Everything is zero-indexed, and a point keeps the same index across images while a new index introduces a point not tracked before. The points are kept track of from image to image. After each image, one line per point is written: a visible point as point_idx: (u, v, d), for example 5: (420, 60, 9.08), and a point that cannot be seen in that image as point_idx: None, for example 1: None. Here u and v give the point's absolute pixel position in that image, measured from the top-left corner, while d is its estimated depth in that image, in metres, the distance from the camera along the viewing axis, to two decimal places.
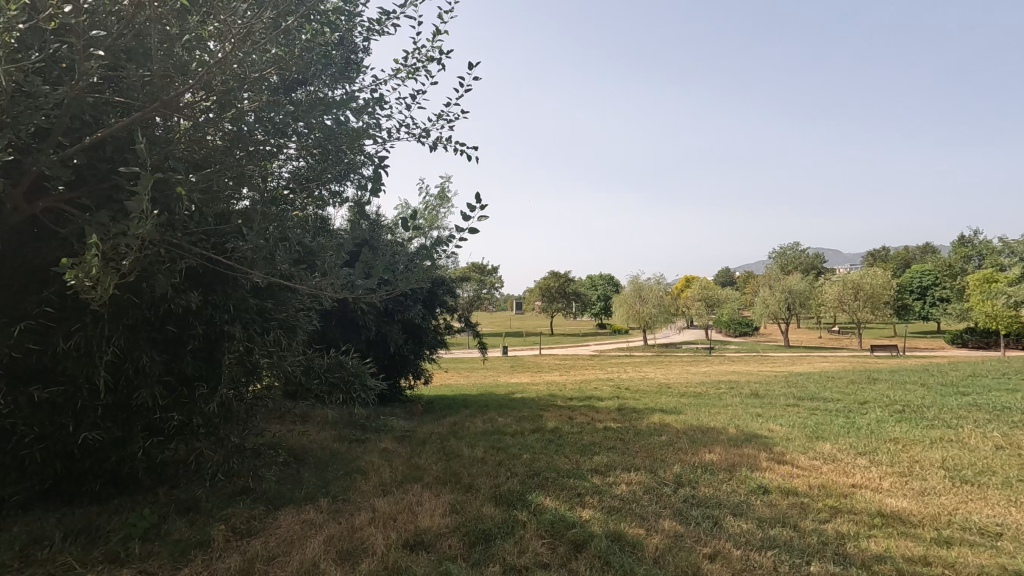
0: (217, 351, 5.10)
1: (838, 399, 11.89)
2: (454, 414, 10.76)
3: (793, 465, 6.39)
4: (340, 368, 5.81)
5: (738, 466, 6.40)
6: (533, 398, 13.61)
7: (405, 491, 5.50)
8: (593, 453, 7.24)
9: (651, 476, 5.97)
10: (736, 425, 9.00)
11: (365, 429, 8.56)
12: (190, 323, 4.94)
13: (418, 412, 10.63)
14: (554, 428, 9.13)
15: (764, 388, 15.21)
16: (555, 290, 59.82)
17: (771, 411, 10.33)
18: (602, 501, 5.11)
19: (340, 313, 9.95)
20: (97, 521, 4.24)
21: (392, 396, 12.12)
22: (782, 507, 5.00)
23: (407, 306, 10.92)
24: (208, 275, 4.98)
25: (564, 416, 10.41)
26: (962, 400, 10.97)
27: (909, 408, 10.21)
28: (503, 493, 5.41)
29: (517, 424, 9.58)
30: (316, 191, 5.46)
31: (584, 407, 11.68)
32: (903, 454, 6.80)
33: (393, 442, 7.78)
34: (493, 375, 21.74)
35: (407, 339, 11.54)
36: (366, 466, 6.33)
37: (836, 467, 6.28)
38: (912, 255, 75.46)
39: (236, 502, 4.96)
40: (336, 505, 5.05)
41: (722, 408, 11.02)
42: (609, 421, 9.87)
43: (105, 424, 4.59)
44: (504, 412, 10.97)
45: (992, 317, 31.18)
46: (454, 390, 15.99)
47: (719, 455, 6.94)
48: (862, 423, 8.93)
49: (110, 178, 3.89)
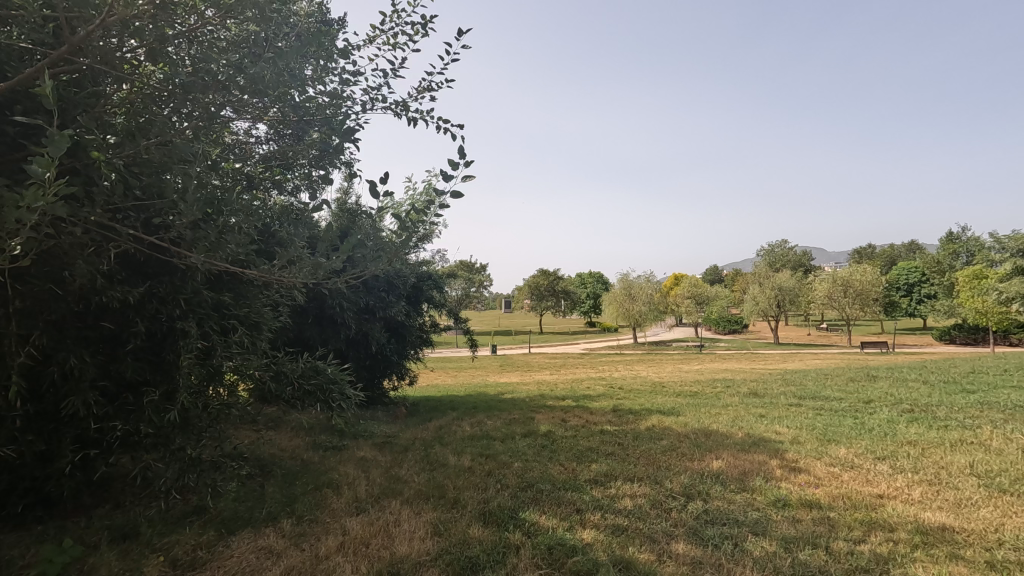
0: (165, 350, 4.41)
1: (842, 398, 11.40)
2: (440, 417, 10.13)
3: (810, 473, 5.83)
4: (316, 375, 4.94)
5: (750, 475, 5.84)
6: (524, 399, 12.99)
7: (382, 509, 4.86)
8: (591, 461, 6.62)
9: (658, 488, 5.37)
10: (740, 427, 8.47)
11: (343, 435, 7.89)
12: (132, 319, 4.26)
13: (402, 416, 9.98)
14: (547, 432, 8.53)
15: (763, 386, 14.74)
16: (544, 289, 59.37)
17: (774, 412, 9.80)
18: (606, 520, 4.50)
19: (317, 309, 9.27)
20: (9, 555, 3.55)
21: (375, 399, 11.45)
22: (807, 523, 4.45)
23: (389, 303, 10.25)
24: (151, 264, 4.28)
25: (557, 418, 9.81)
26: (970, 398, 10.56)
27: (918, 407, 9.75)
28: (493, 510, 4.79)
29: (508, 428, 8.96)
30: (282, 171, 4.80)
31: (578, 408, 11.07)
32: (926, 459, 6.27)
33: (372, 451, 7.12)
34: (481, 374, 21.10)
35: (390, 338, 10.87)
36: (340, 479, 5.68)
37: (858, 475, 5.72)
38: (898, 253, 76.04)
39: (184, 526, 4.28)
40: (300, 527, 4.39)
41: (723, 409, 10.48)
42: (605, 424, 9.29)
43: (26, 438, 3.88)
44: (494, 415, 10.33)
45: (982, 314, 31.15)
46: (441, 391, 15.34)
47: (728, 463, 6.37)
48: (872, 424, 8.42)
49: (17, 143, 3.20)
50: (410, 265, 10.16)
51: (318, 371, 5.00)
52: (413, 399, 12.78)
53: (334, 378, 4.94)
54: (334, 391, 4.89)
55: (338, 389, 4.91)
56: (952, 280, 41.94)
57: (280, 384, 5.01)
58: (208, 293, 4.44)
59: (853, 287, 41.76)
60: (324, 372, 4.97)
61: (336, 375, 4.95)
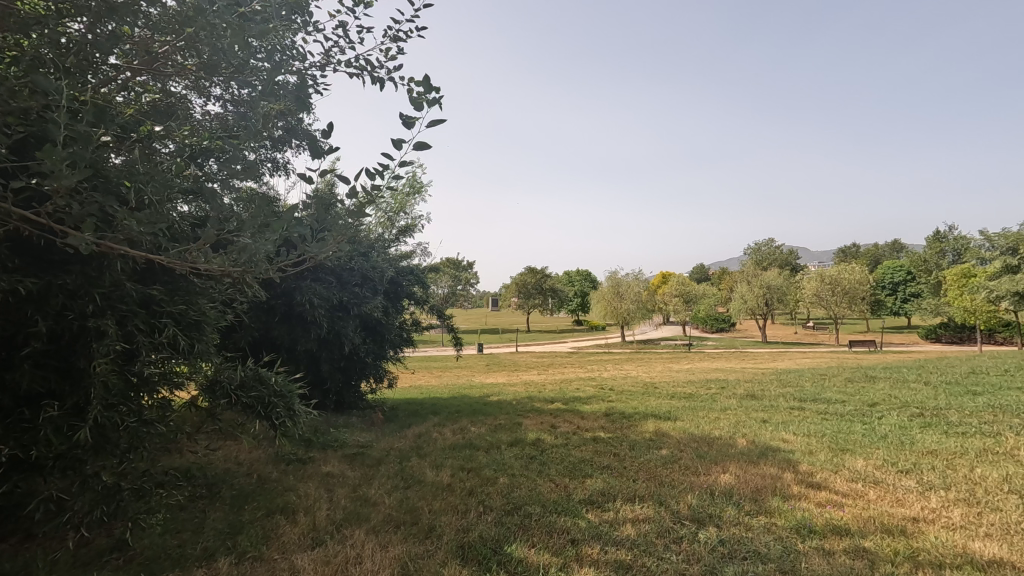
0: (76, 355, 3.65)
1: (844, 401, 10.86)
2: (420, 423, 9.41)
3: (832, 490, 5.19)
4: (257, 385, 4.27)
5: (763, 492, 5.20)
6: (510, 402, 12.27)
7: (343, 542, 4.12)
8: (586, 476, 5.92)
9: (665, 512, 4.69)
10: (744, 434, 7.85)
11: (310, 446, 7.14)
12: (32, 318, 3.49)
13: (378, 422, 9.23)
14: (536, 440, 7.85)
15: (760, 387, 14.20)
16: (531, 287, 58.79)
17: (777, 417, 9.22)
18: (607, 555, 3.82)
19: (285, 305, 8.74)
20: None
21: (350, 403, 10.69)
22: (841, 556, 3.81)
23: (365, 298, 9.51)
24: (56, 250, 3.52)
25: (546, 424, 9.12)
26: (978, 401, 10.07)
27: (928, 411, 9.22)
28: (473, 542, 4.09)
29: (493, 436, 8.27)
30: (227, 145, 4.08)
31: (568, 412, 10.41)
32: (955, 472, 5.69)
33: (340, 465, 6.37)
34: (466, 375, 20.32)
35: (366, 338, 10.12)
36: (297, 501, 4.92)
37: (886, 493, 5.09)
38: (882, 252, 76.80)
39: (95, 571, 3.50)
40: (240, 567, 3.64)
41: (721, 413, 9.87)
42: (598, 430, 8.62)
43: None
44: (478, 420, 9.63)
45: (970, 313, 31.06)
46: (424, 392, 14.59)
47: (738, 478, 5.71)
48: (884, 430, 7.85)
49: None
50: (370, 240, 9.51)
51: (260, 381, 4.33)
52: (392, 402, 12.01)
53: (279, 389, 4.28)
54: (277, 405, 4.18)
55: (283, 402, 4.23)
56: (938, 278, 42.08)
57: (218, 395, 4.28)
58: (132, 285, 3.74)
59: (841, 286, 41.69)
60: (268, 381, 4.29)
61: (281, 386, 4.29)
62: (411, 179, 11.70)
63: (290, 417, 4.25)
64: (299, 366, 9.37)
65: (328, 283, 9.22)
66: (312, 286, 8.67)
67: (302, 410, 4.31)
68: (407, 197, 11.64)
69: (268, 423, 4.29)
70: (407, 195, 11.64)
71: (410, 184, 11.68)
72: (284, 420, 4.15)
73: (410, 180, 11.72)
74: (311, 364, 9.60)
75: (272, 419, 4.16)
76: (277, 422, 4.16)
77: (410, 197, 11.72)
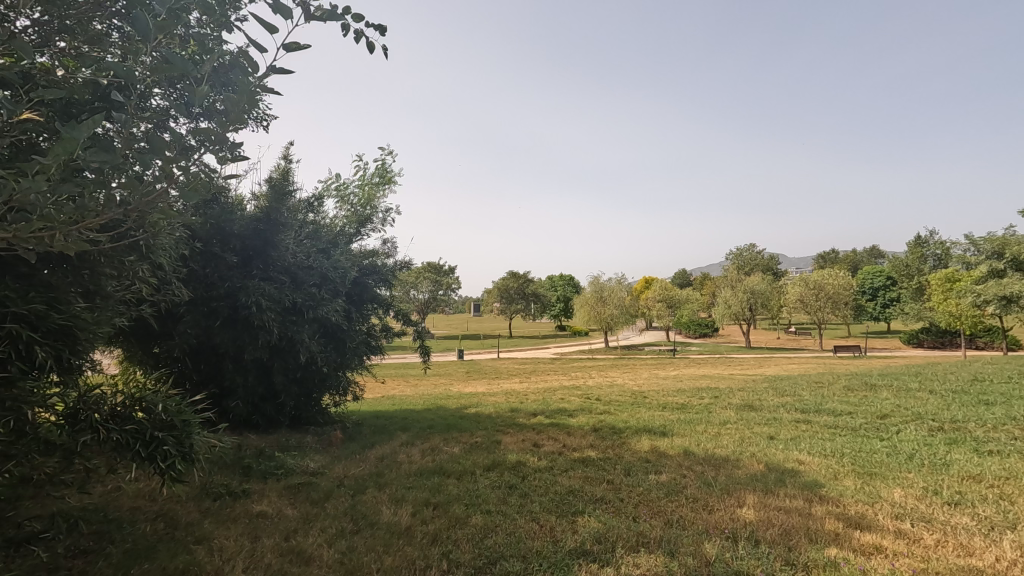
0: None
1: (850, 411, 10.00)
2: (386, 442, 8.31)
3: (878, 532, 4.23)
4: (136, 417, 3.39)
5: (794, 533, 4.23)
6: (488, 415, 11.20)
7: None
8: (576, 515, 4.87)
9: (678, 568, 3.67)
10: (752, 453, 6.91)
11: (247, 477, 5.99)
12: None
13: (337, 443, 8.11)
14: (516, 464, 6.81)
15: (756, 396, 13.32)
16: (513, 291, 57.80)
17: (784, 431, 8.32)
18: None
19: (229, 308, 7.68)
20: None
21: (307, 418, 9.53)
22: None
23: (322, 300, 8.45)
24: None
25: (527, 443, 8.07)
26: (995, 411, 9.30)
27: (948, 425, 8.38)
28: None
29: (467, 458, 7.21)
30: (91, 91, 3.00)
31: (552, 427, 9.39)
32: (1012, 505, 4.78)
33: (277, 502, 5.22)
34: (445, 383, 19.20)
35: (326, 345, 9.00)
36: (204, 561, 3.77)
37: (944, 537, 4.14)
38: (859, 257, 77.68)
39: None
40: None
41: (721, 427, 8.94)
42: (587, 449, 7.60)
43: None
44: (451, 438, 8.56)
45: (954, 317, 30.72)
46: (396, 404, 13.45)
47: (759, 513, 4.73)
48: (908, 449, 6.96)
49: None
50: (292, 230, 8.45)
51: (140, 411, 3.45)
52: (358, 417, 10.88)
53: (168, 418, 3.44)
54: (164, 441, 3.30)
55: (174, 436, 3.37)
56: (920, 283, 41.99)
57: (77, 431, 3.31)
58: None
59: (825, 290, 41.42)
60: (153, 411, 3.45)
61: (172, 416, 3.45)
62: (380, 169, 10.65)
63: (182, 455, 3.41)
64: (246, 377, 8.24)
65: (280, 282, 8.14)
66: (259, 284, 7.61)
67: (198, 446, 3.49)
68: (375, 187, 10.58)
69: (151, 466, 3.37)
70: (375, 185, 10.60)
71: (378, 174, 10.63)
72: (175, 461, 3.29)
73: (379, 169, 10.68)
74: (261, 376, 8.46)
75: (157, 461, 3.27)
76: (164, 465, 3.28)
77: (379, 188, 10.68)
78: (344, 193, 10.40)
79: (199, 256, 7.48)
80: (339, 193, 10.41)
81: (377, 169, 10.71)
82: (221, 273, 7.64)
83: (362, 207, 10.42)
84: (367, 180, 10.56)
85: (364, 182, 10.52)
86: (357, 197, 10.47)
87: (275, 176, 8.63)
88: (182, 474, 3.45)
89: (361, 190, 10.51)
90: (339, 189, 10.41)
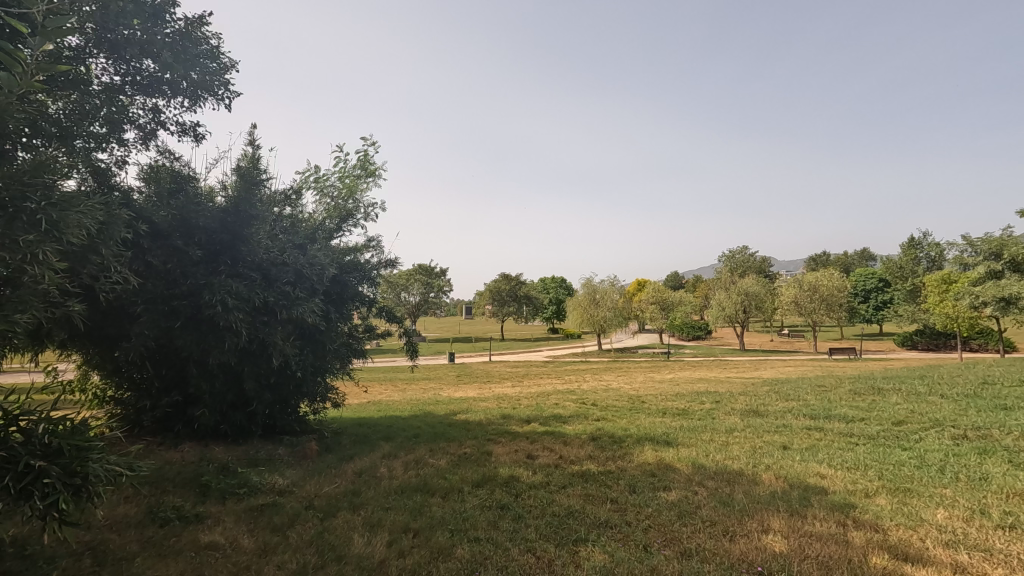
0: None
1: (863, 418, 9.40)
2: (366, 454, 7.60)
3: (934, 568, 3.60)
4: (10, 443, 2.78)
5: (835, 569, 3.60)
6: (479, 422, 10.51)
7: None
8: (578, 545, 4.19)
9: None
10: (769, 467, 6.28)
11: (202, 498, 5.28)
12: None
13: (312, 455, 7.39)
14: (509, 479, 6.14)
15: (760, 400, 12.73)
16: (505, 294, 57.14)
17: (798, 441, 7.71)
18: None
19: (192, 307, 6.97)
20: None
21: (282, 427, 8.82)
22: None
23: (299, 299, 7.71)
24: None
25: (521, 454, 7.40)
26: (1019, 417, 8.74)
27: (974, 433, 7.79)
28: None
29: (455, 472, 6.52)
30: None
31: (547, 436, 8.73)
32: None
33: (232, 531, 4.52)
34: (435, 388, 18.49)
35: (304, 348, 8.27)
36: None
37: (1013, 572, 3.51)
38: (851, 259, 77.71)
39: None
40: None
41: (730, 436, 8.32)
42: (586, 462, 6.94)
43: None
44: (438, 449, 7.87)
45: (950, 320, 30.38)
46: (382, 410, 12.72)
47: (790, 542, 4.10)
48: (938, 461, 6.36)
49: None
50: (262, 222, 7.73)
51: (18, 435, 2.85)
52: (339, 425, 10.16)
53: (54, 443, 2.84)
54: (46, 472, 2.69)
55: (60, 466, 2.77)
56: (914, 285, 41.76)
57: None
58: None
59: (819, 292, 41.06)
60: (35, 435, 2.84)
61: (58, 441, 2.85)
62: (362, 160, 9.99)
63: (71, 490, 2.79)
64: (213, 383, 7.55)
65: (250, 279, 7.43)
66: (225, 282, 6.91)
67: (97, 477, 2.89)
68: (357, 179, 9.92)
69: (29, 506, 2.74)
70: (357, 177, 9.94)
71: (361, 165, 9.97)
72: (57, 498, 2.67)
73: (362, 159, 10.02)
74: (229, 381, 7.76)
75: (33, 499, 2.65)
76: (43, 504, 2.65)
77: (362, 180, 10.02)
78: (324, 185, 9.75)
79: (160, 249, 6.81)
80: (318, 185, 9.75)
81: (359, 160, 10.05)
82: (184, 269, 6.95)
83: (344, 200, 9.75)
84: (348, 172, 9.90)
85: (345, 174, 9.87)
86: (337, 190, 9.82)
87: (246, 164, 7.97)
88: (71, 514, 2.83)
89: (342, 182, 9.86)
90: (319, 181, 9.76)
